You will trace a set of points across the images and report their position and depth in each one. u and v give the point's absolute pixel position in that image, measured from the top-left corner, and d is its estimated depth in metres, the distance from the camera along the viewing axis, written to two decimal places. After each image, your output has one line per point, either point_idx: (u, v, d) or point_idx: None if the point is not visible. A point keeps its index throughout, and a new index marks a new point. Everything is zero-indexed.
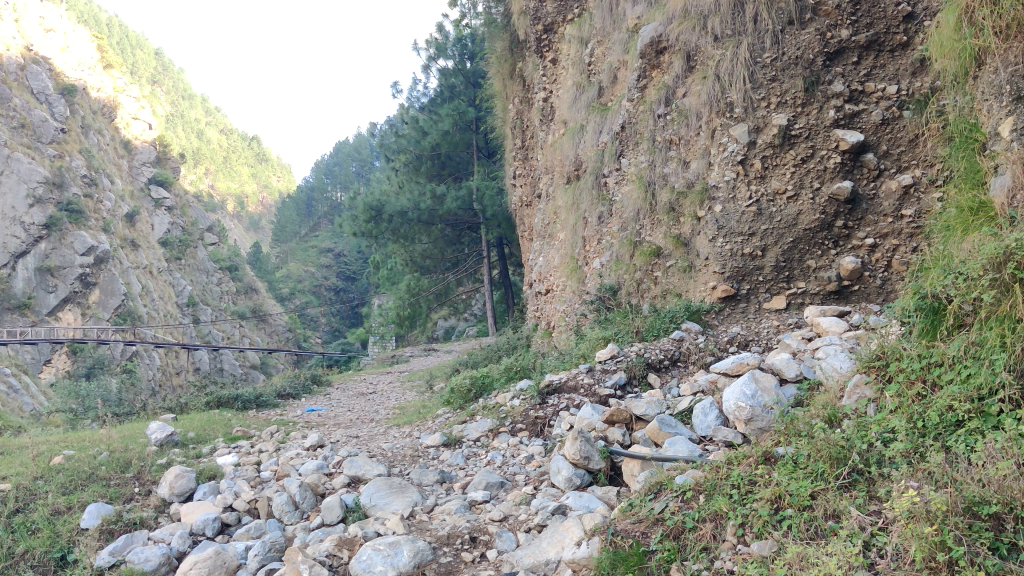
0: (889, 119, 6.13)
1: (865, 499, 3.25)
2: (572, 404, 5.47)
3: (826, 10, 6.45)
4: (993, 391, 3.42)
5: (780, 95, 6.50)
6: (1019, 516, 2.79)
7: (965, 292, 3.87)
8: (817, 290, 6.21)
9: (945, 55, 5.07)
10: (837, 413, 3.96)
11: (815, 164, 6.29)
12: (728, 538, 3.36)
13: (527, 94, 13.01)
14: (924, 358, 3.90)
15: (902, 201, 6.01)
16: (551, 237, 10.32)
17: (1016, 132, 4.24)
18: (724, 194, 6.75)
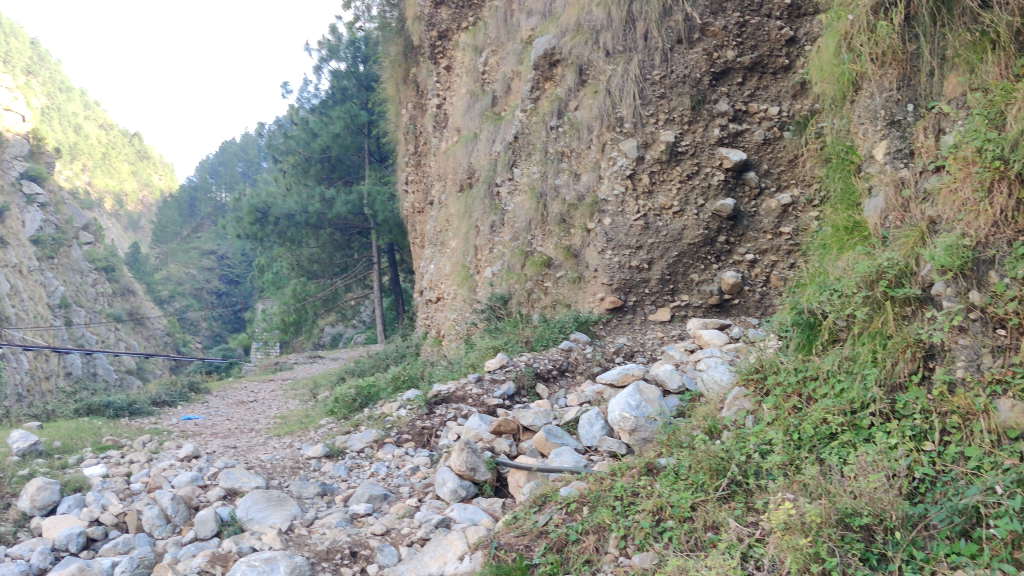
0: (770, 139, 6.35)
1: (744, 510, 3.32)
2: (459, 414, 5.40)
3: (713, 30, 6.54)
4: (864, 405, 3.56)
5: (668, 112, 6.58)
6: (888, 527, 2.95)
7: (840, 309, 4.00)
8: (700, 303, 6.37)
9: (825, 79, 5.24)
10: (717, 424, 4.02)
11: (700, 181, 6.43)
12: (610, 551, 3.36)
13: (421, 99, 12.91)
14: (800, 372, 4.01)
15: (781, 219, 6.26)
16: (443, 245, 10.22)
17: (890, 155, 4.35)
18: (613, 208, 6.76)
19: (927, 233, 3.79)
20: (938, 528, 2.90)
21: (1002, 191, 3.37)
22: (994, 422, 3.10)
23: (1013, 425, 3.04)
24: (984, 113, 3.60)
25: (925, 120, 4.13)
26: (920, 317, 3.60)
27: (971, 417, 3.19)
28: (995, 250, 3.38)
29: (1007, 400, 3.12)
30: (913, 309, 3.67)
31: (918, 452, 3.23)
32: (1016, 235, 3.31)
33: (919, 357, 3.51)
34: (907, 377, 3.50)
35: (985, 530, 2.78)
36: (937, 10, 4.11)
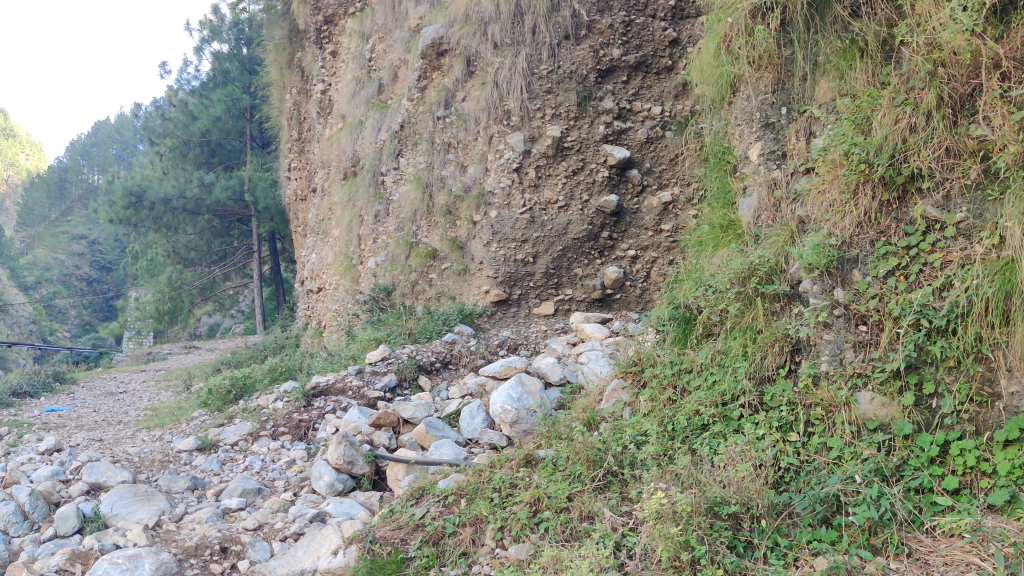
0: (653, 138, 6.47)
1: (618, 500, 3.38)
2: (339, 407, 5.28)
3: (600, 27, 6.60)
4: (734, 397, 3.68)
5: (555, 107, 6.58)
6: (754, 515, 3.09)
7: (713, 304, 4.10)
8: (583, 297, 6.40)
9: (704, 80, 5.29)
10: (595, 416, 4.07)
11: (585, 177, 6.47)
12: (486, 543, 3.38)
13: (306, 85, 12.63)
14: (676, 364, 4.11)
15: (661, 216, 6.39)
16: (326, 234, 10.01)
17: (763, 156, 4.43)
18: (498, 201, 6.73)
19: (797, 232, 3.92)
20: (800, 516, 3.08)
21: (867, 194, 3.54)
22: (854, 414, 3.30)
23: (872, 417, 3.27)
24: (852, 118, 3.74)
25: (796, 123, 4.26)
26: (789, 313, 3.75)
27: (833, 408, 3.37)
28: (859, 250, 3.54)
29: (867, 393, 3.32)
30: (782, 305, 3.81)
31: (783, 442, 3.39)
32: (878, 236, 3.50)
33: (786, 351, 3.66)
34: (775, 370, 3.65)
35: (844, 517, 3.00)
36: (810, 17, 4.20)
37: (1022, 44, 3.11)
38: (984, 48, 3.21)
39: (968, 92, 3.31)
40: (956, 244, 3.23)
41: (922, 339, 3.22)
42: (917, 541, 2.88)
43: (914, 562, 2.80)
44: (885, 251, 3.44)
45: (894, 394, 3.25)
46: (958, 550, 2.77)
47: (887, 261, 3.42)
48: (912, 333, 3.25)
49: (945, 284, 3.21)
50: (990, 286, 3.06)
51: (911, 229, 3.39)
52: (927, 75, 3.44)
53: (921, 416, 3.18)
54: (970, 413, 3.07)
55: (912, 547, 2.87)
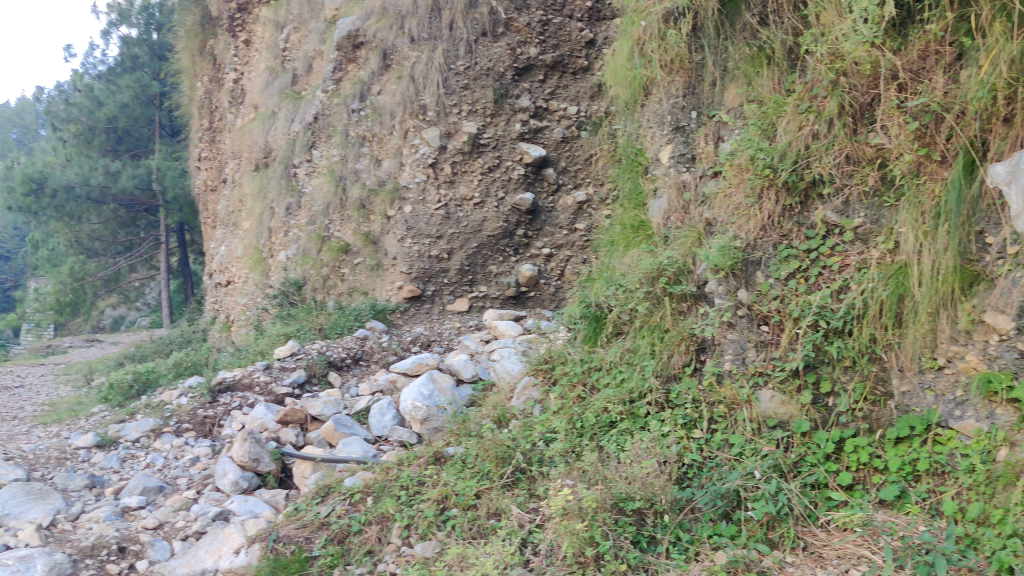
0: (568, 137, 6.52)
1: (526, 497, 3.41)
2: (245, 403, 5.15)
3: (517, 25, 6.60)
4: (642, 395, 3.73)
5: (471, 104, 6.53)
6: (658, 510, 3.15)
7: (623, 303, 4.14)
8: (497, 295, 6.35)
9: (619, 82, 5.34)
10: (506, 414, 4.06)
11: (501, 174, 6.43)
12: (392, 541, 3.37)
13: (218, 73, 12.33)
14: (585, 362, 4.15)
15: (575, 216, 6.42)
16: (236, 226, 9.78)
17: (673, 159, 4.52)
18: (414, 195, 6.55)
19: (704, 235, 4.00)
20: (702, 511, 3.14)
21: (771, 198, 3.63)
22: (755, 411, 3.39)
23: (771, 415, 3.36)
24: (758, 124, 3.83)
25: (706, 127, 4.35)
26: (695, 313, 3.83)
27: (736, 406, 3.45)
28: (762, 252, 3.64)
29: (767, 391, 3.42)
30: (689, 304, 3.89)
31: (687, 439, 3.45)
32: (781, 239, 3.60)
33: (692, 349, 3.72)
34: (681, 369, 3.72)
35: (743, 512, 3.10)
36: (721, 23, 4.23)
37: (918, 56, 3.27)
38: (883, 59, 3.32)
39: (868, 101, 3.42)
40: (854, 248, 3.36)
41: (820, 339, 3.33)
42: (813, 535, 3.00)
43: (809, 556, 2.92)
44: (787, 254, 3.54)
45: (793, 392, 3.35)
46: (850, 544, 2.90)
47: (789, 264, 3.52)
48: (810, 333, 3.36)
49: (843, 287, 3.34)
50: (885, 289, 3.20)
51: (812, 233, 3.50)
52: (829, 83, 3.51)
53: (818, 413, 3.30)
54: (864, 411, 3.22)
55: (806, 541, 2.99)
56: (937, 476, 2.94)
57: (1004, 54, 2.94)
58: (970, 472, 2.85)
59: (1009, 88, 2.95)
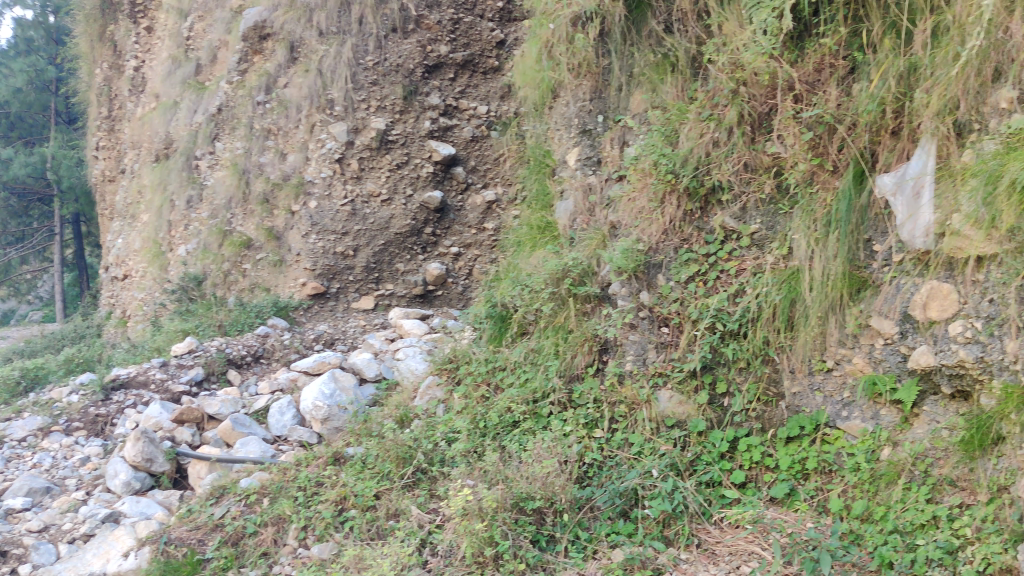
0: (478, 137, 6.42)
1: (426, 498, 3.40)
2: (140, 401, 4.95)
3: (428, 23, 6.47)
4: (545, 395, 3.76)
5: (380, 99, 6.35)
6: (558, 509, 3.17)
7: (529, 303, 4.16)
8: (404, 293, 6.22)
9: (528, 84, 5.35)
10: (409, 413, 4.03)
11: (410, 171, 6.29)
12: (289, 542, 3.32)
13: (118, 61, 11.93)
14: (490, 362, 4.15)
15: (485, 215, 6.33)
16: (134, 219, 9.46)
17: (580, 162, 4.57)
18: (319, 190, 6.36)
19: (609, 237, 4.05)
20: (601, 510, 3.18)
21: (673, 203, 3.70)
22: (654, 411, 3.46)
23: (670, 414, 3.45)
24: (661, 130, 3.88)
25: (611, 131, 4.39)
26: (599, 314, 3.88)
27: (636, 406, 3.52)
28: (663, 256, 3.70)
29: (666, 392, 3.50)
30: (593, 305, 3.95)
31: (589, 438, 3.49)
32: (681, 243, 3.68)
33: (594, 350, 3.79)
34: (583, 369, 3.79)
35: (641, 510, 3.15)
36: (627, 30, 4.28)
37: (814, 69, 3.35)
38: (781, 71, 3.38)
39: (765, 111, 3.49)
40: (750, 254, 3.47)
41: (716, 341, 3.42)
42: (706, 532, 3.08)
43: (703, 552, 2.99)
44: (687, 258, 3.62)
45: (690, 392, 3.45)
46: (742, 541, 2.99)
47: (688, 267, 3.59)
48: (708, 335, 3.45)
49: (739, 290, 3.42)
50: (779, 293, 3.29)
51: (711, 237, 3.59)
52: (730, 93, 3.59)
53: (714, 413, 3.41)
54: (757, 411, 3.34)
55: (700, 538, 3.06)
56: (824, 475, 3.07)
57: (893, 69, 3.08)
58: (855, 470, 2.99)
59: (897, 103, 3.06)
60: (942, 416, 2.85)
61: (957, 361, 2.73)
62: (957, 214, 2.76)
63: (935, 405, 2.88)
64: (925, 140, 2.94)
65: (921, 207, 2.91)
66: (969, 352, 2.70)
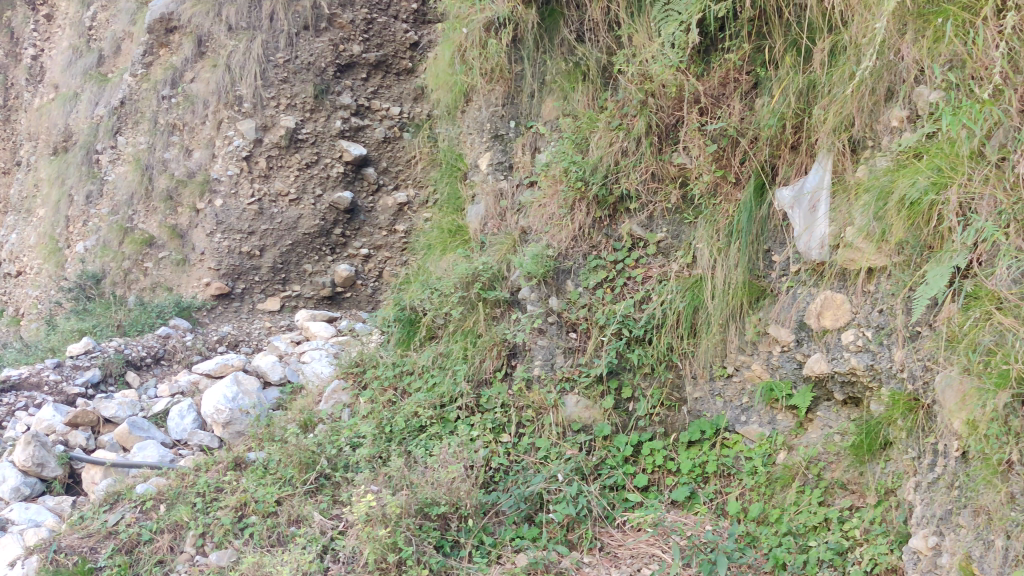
0: (390, 138, 6.13)
1: (329, 503, 3.36)
2: (32, 403, 4.58)
3: (340, 22, 6.04)
4: (452, 399, 3.74)
5: (290, 97, 5.90)
6: (463, 514, 3.18)
7: (439, 307, 4.09)
8: (311, 295, 5.91)
9: (439, 87, 5.27)
10: (313, 418, 3.96)
11: (319, 171, 5.93)
12: (185, 549, 3.25)
13: (15, 49, 11.46)
14: (397, 365, 4.09)
15: (396, 217, 6.07)
16: (29, 214, 9.07)
17: (491, 167, 4.56)
18: (225, 188, 5.91)
19: (519, 242, 4.05)
20: (506, 514, 3.20)
21: (582, 210, 3.74)
22: (561, 416, 3.48)
23: (576, 419, 3.48)
24: (572, 137, 3.91)
25: (523, 137, 4.40)
26: (507, 318, 3.90)
27: (543, 411, 3.53)
28: (572, 262, 3.75)
29: (573, 397, 3.52)
30: (502, 310, 3.95)
31: (495, 443, 3.48)
32: (590, 250, 3.73)
33: (503, 354, 3.79)
34: (492, 373, 3.77)
35: (545, 515, 3.18)
36: (539, 37, 4.30)
37: (718, 83, 3.41)
38: (687, 84, 3.43)
39: (672, 123, 3.54)
40: (656, 261, 3.54)
41: (622, 347, 3.47)
42: (609, 535, 3.13)
43: (605, 556, 3.04)
44: (595, 264, 3.68)
45: (596, 397, 3.49)
46: (643, 543, 3.05)
47: (597, 274, 3.66)
48: (613, 341, 3.49)
49: (645, 297, 3.49)
50: (682, 301, 3.36)
51: (619, 245, 3.66)
52: (638, 103, 3.61)
53: (619, 418, 3.47)
54: (660, 416, 3.42)
55: (603, 541, 3.11)
56: (723, 478, 3.17)
57: (792, 86, 3.17)
58: (752, 473, 3.09)
59: (796, 118, 3.16)
60: (834, 421, 2.96)
61: (849, 368, 2.84)
62: (851, 227, 2.83)
63: (828, 410, 2.99)
64: (821, 156, 3.02)
65: (816, 219, 3.00)
66: (860, 359, 2.80)
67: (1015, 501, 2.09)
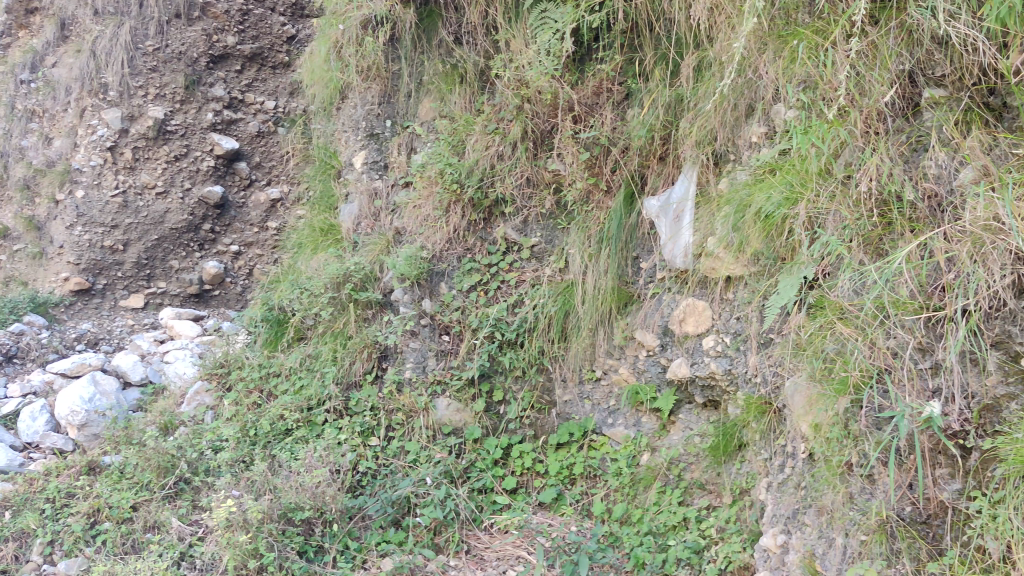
0: (264, 132, 5.85)
1: (188, 508, 3.26)
2: None
3: (214, 11, 5.76)
4: (320, 402, 3.68)
5: (159, 87, 5.55)
6: (327, 519, 3.14)
7: (307, 307, 3.99)
8: (178, 292, 5.42)
9: (314, 82, 5.16)
10: (173, 420, 3.83)
11: (189, 164, 5.53)
12: (32, 558, 3.10)
13: None
14: (264, 368, 3.99)
15: (268, 213, 5.73)
16: None
17: (365, 166, 4.44)
18: (88, 179, 5.40)
19: (393, 243, 3.97)
20: (372, 519, 3.17)
21: (457, 213, 3.72)
22: (432, 419, 3.47)
23: (446, 422, 3.47)
24: (448, 138, 3.86)
25: (399, 137, 4.34)
26: (379, 320, 3.84)
27: (413, 414, 3.51)
28: (446, 264, 3.72)
29: (444, 399, 3.51)
30: (373, 312, 3.89)
31: (363, 447, 3.46)
32: (465, 252, 3.72)
33: (374, 357, 3.74)
34: (361, 376, 3.72)
35: (412, 518, 3.16)
36: (417, 37, 4.27)
37: (592, 92, 3.48)
38: (562, 92, 3.47)
39: (547, 129, 3.59)
40: (529, 266, 3.59)
41: (495, 350, 3.48)
42: (476, 538, 3.15)
43: (471, 558, 3.06)
44: (469, 267, 3.67)
45: (467, 400, 3.49)
46: (509, 546, 3.08)
47: (471, 277, 3.65)
48: (486, 344, 3.49)
49: (518, 301, 3.52)
50: (554, 304, 3.41)
51: (494, 248, 3.68)
52: (514, 108, 3.63)
53: (489, 420, 3.47)
54: (530, 418, 3.46)
55: (470, 544, 3.12)
56: (589, 479, 3.24)
57: (661, 99, 3.26)
58: (617, 474, 3.16)
59: (664, 130, 3.27)
60: (695, 423, 3.06)
61: (708, 372, 2.95)
62: (712, 237, 2.95)
63: (689, 413, 3.09)
64: (687, 168, 3.14)
65: (681, 229, 3.12)
66: (719, 364, 2.91)
67: (853, 501, 2.20)
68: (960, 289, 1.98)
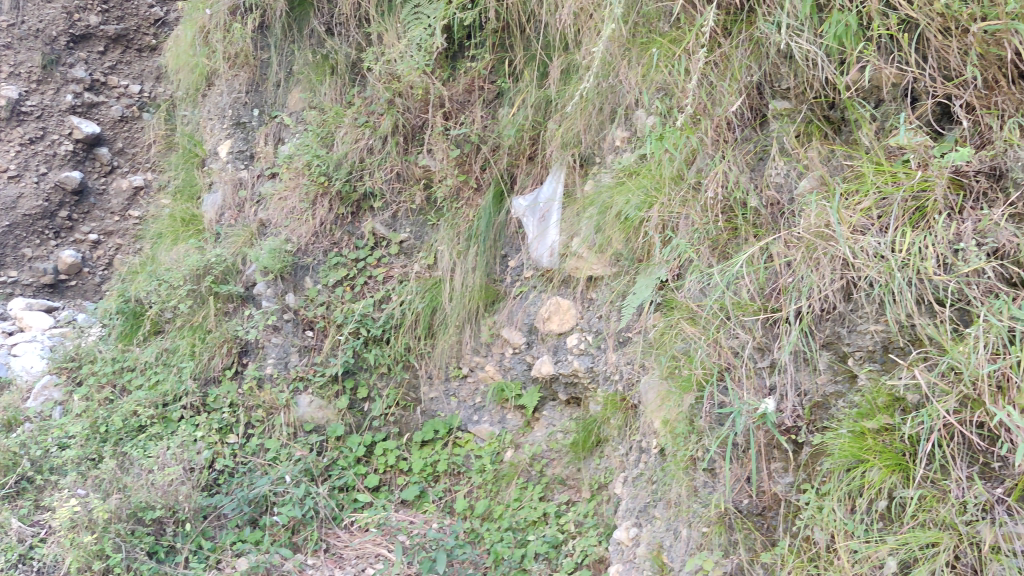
0: (127, 117, 5.58)
1: (30, 508, 3.12)
2: None
3: None
4: (176, 398, 3.57)
5: (13, 66, 5.26)
6: (180, 519, 3.06)
7: (164, 300, 3.85)
8: (30, 282, 4.98)
9: (179, 68, 5.00)
10: (18, 416, 3.62)
11: (45, 148, 5.21)
12: None
13: None
14: (117, 362, 3.84)
15: (130, 201, 5.39)
16: None
17: (231, 155, 4.34)
18: None
19: (256, 235, 3.88)
20: (228, 518, 3.11)
21: (324, 206, 3.65)
22: (293, 416, 3.41)
23: (309, 419, 3.41)
24: (317, 130, 3.79)
25: (267, 126, 4.23)
26: (240, 314, 3.73)
27: (274, 411, 3.44)
28: (312, 258, 3.64)
29: (306, 396, 3.44)
30: (235, 305, 3.79)
31: (220, 445, 3.38)
32: (331, 246, 3.64)
33: (234, 352, 3.64)
34: (221, 371, 3.62)
35: (269, 517, 3.12)
36: (287, 26, 4.18)
37: (463, 90, 3.49)
38: (433, 87, 3.46)
39: (418, 125, 3.57)
40: (398, 262, 3.57)
41: (359, 346, 3.45)
42: (335, 536, 3.13)
43: (329, 557, 3.05)
44: (336, 261, 3.60)
45: (330, 397, 3.43)
46: (369, 543, 3.07)
47: (337, 271, 3.58)
48: (350, 340, 3.46)
49: (385, 297, 3.50)
50: (421, 301, 3.40)
51: (361, 243, 3.62)
52: (385, 102, 3.58)
53: (353, 418, 3.43)
54: (395, 415, 3.42)
55: (329, 542, 3.10)
56: (453, 476, 3.25)
57: (530, 99, 3.32)
58: (480, 471, 3.18)
59: (533, 131, 3.34)
60: (558, 420, 3.12)
61: (571, 370, 3.00)
62: (576, 237, 3.01)
63: (552, 409, 3.15)
64: (554, 168, 3.19)
65: (547, 227, 3.18)
66: (582, 362, 2.97)
67: (696, 494, 2.29)
68: (795, 291, 2.08)
